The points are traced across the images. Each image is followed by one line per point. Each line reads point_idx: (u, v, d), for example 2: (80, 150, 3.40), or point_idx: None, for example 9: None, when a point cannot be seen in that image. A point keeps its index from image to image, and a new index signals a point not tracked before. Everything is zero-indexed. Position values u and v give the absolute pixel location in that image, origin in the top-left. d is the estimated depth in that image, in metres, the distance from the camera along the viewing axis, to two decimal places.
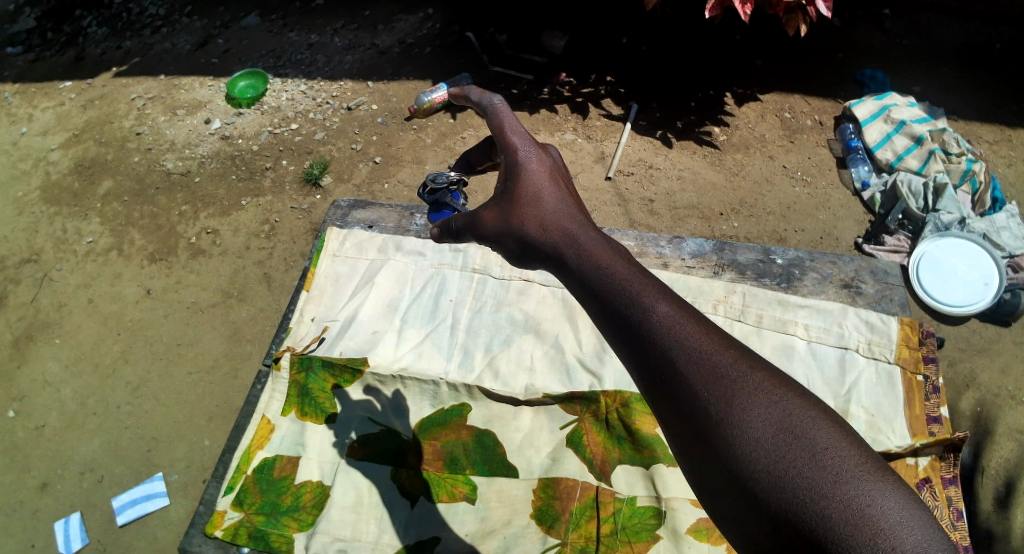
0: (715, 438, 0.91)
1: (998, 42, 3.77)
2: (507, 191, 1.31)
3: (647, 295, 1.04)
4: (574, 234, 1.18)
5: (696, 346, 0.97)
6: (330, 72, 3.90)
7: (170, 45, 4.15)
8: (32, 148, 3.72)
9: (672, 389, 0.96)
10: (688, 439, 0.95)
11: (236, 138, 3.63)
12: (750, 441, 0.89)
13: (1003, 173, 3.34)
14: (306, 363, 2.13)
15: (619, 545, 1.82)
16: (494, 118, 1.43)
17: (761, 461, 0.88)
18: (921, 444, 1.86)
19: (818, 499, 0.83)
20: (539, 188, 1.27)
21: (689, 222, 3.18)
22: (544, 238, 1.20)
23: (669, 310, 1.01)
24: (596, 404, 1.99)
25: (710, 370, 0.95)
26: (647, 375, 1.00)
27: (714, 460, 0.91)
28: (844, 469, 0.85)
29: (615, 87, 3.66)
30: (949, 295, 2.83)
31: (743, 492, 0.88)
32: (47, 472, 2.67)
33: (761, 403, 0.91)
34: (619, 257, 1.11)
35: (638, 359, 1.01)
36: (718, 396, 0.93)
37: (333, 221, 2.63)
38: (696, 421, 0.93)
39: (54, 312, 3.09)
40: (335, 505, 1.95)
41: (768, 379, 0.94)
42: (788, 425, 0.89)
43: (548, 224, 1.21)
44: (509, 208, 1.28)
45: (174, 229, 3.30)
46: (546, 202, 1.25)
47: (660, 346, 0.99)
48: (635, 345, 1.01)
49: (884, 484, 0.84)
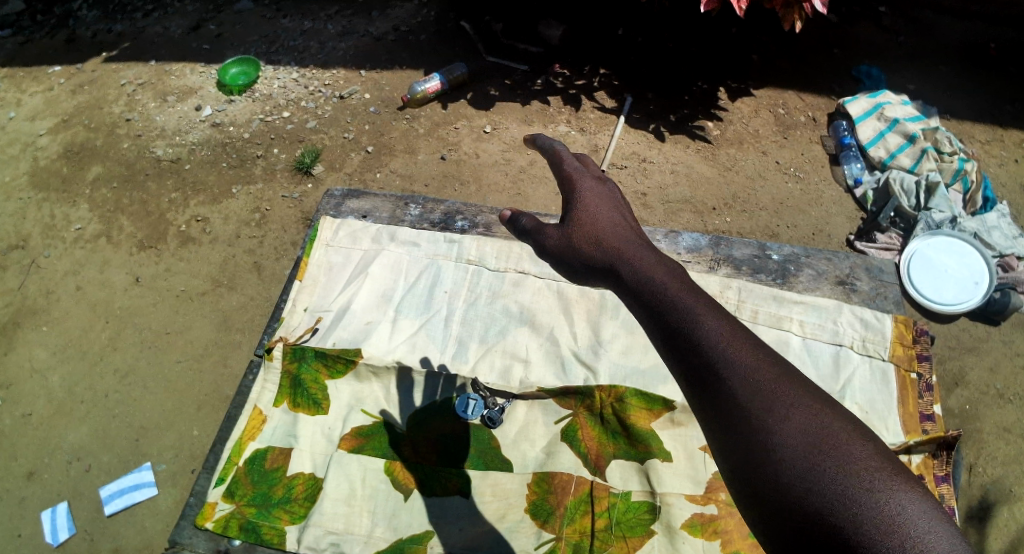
0: (754, 443, 1.05)
1: (992, 42, 3.84)
2: (567, 214, 1.46)
3: (698, 312, 1.18)
4: (629, 252, 1.34)
5: (742, 361, 1.11)
6: (323, 59, 3.86)
7: (162, 30, 4.10)
8: (20, 133, 3.64)
9: (717, 398, 1.10)
10: (730, 446, 1.07)
11: (227, 125, 3.57)
12: (785, 450, 1.03)
13: (996, 173, 3.34)
14: (299, 353, 2.12)
15: (614, 540, 1.82)
16: (556, 157, 1.61)
17: (795, 467, 1.01)
18: (914, 442, 1.89)
19: (849, 504, 0.96)
20: (596, 212, 1.44)
21: (682, 216, 3.16)
22: (599, 254, 1.37)
23: (718, 326, 1.16)
24: (591, 398, 2.00)
25: (751, 382, 1.09)
26: (693, 382, 1.14)
27: (751, 462, 1.04)
28: (873, 478, 0.98)
29: (610, 79, 3.65)
30: (940, 293, 2.83)
31: (776, 494, 1.01)
32: (34, 461, 2.63)
33: (795, 413, 1.05)
34: (672, 277, 1.26)
35: (685, 367, 1.15)
36: (758, 405, 1.07)
37: (326, 210, 2.59)
38: (737, 426, 1.07)
39: (42, 298, 3.04)
40: (327, 497, 1.91)
41: (803, 392, 1.08)
42: (821, 436, 1.03)
43: (607, 244, 1.37)
44: (571, 229, 1.43)
45: (164, 216, 3.26)
46: (602, 225, 1.41)
47: (708, 356, 1.13)
48: (681, 352, 1.16)
49: (913, 495, 0.96)
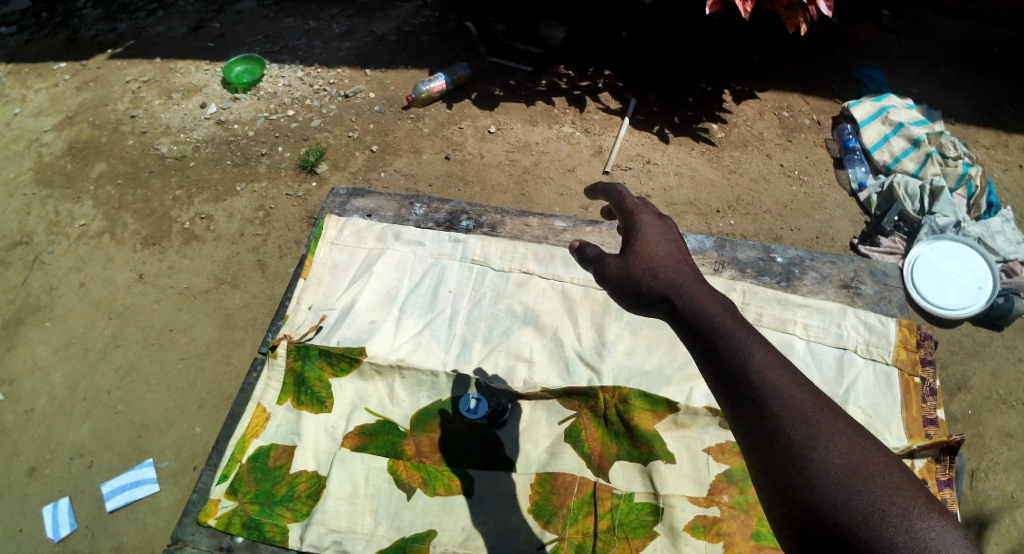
0: (793, 468, 1.04)
1: (996, 45, 3.84)
2: (627, 245, 1.31)
3: (748, 341, 1.15)
4: (691, 290, 1.22)
5: (784, 389, 1.10)
6: (327, 58, 3.87)
7: (166, 29, 4.11)
8: (25, 130, 3.65)
9: (760, 424, 1.09)
10: (770, 472, 1.07)
11: (231, 123, 3.58)
12: (825, 477, 1.02)
13: (1000, 177, 3.34)
14: (303, 350, 2.12)
15: (617, 541, 1.81)
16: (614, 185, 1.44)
17: (834, 494, 1.00)
18: (917, 447, 1.89)
19: (888, 533, 0.95)
20: (661, 248, 1.28)
21: (686, 218, 3.15)
22: (661, 291, 1.23)
23: (763, 355, 1.14)
24: (595, 399, 2.00)
25: (794, 411, 1.08)
26: (737, 409, 1.12)
27: (788, 486, 1.04)
28: (914, 508, 0.96)
29: (613, 81, 3.65)
30: (943, 298, 2.83)
31: (813, 519, 1.00)
32: (36, 457, 2.63)
33: (836, 443, 1.04)
34: (727, 311, 1.20)
35: (728, 392, 1.14)
36: (799, 431, 1.06)
37: (331, 208, 2.59)
38: (778, 451, 1.06)
39: (45, 295, 3.04)
40: (329, 495, 1.89)
41: (845, 424, 1.07)
42: (861, 465, 1.02)
43: (670, 280, 1.24)
44: (635, 261, 1.27)
45: (168, 214, 3.26)
46: (666, 262, 1.26)
47: (753, 384, 1.11)
48: (727, 379, 1.14)
49: (953, 529, 0.95)
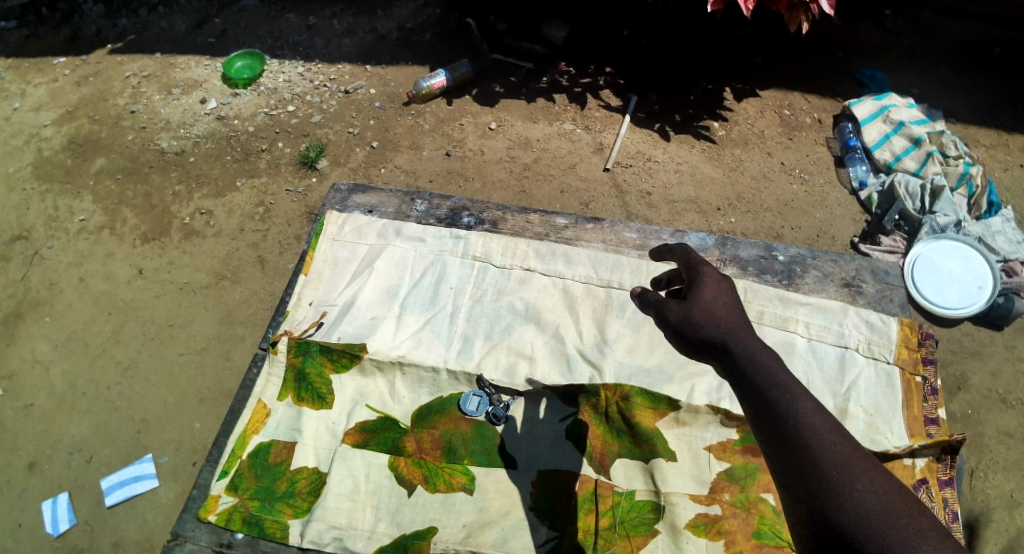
0: (834, 509, 1.07)
1: (998, 45, 3.82)
2: (688, 292, 1.37)
3: (800, 393, 1.20)
4: (746, 335, 1.28)
5: (830, 439, 1.14)
6: (328, 55, 3.86)
7: (166, 24, 4.10)
8: (24, 124, 3.64)
9: (805, 467, 1.12)
10: (812, 511, 1.09)
11: (231, 118, 3.57)
12: (865, 519, 1.05)
13: (1001, 177, 3.34)
14: (304, 346, 2.12)
15: (618, 539, 1.80)
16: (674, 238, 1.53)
17: (873, 536, 1.03)
18: (920, 445, 1.88)
19: None
20: (720, 295, 1.34)
21: (687, 216, 3.15)
22: (716, 333, 1.28)
23: (808, 401, 1.19)
24: (597, 396, 1.99)
25: (839, 459, 1.12)
26: (783, 451, 1.16)
27: (828, 526, 1.06)
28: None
29: (615, 79, 3.64)
30: (944, 297, 2.83)
31: None
32: (35, 453, 2.63)
33: (876, 491, 1.08)
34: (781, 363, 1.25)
35: (776, 436, 1.17)
36: (842, 476, 1.10)
37: (332, 204, 2.58)
38: (819, 493, 1.09)
39: (45, 290, 3.03)
40: (330, 492, 1.89)
41: (885, 477, 1.11)
42: (898, 512, 1.05)
43: (727, 324, 1.29)
44: (694, 304, 1.33)
45: (168, 209, 3.26)
46: (724, 309, 1.32)
47: (802, 431, 1.15)
48: (776, 424, 1.18)
49: None
